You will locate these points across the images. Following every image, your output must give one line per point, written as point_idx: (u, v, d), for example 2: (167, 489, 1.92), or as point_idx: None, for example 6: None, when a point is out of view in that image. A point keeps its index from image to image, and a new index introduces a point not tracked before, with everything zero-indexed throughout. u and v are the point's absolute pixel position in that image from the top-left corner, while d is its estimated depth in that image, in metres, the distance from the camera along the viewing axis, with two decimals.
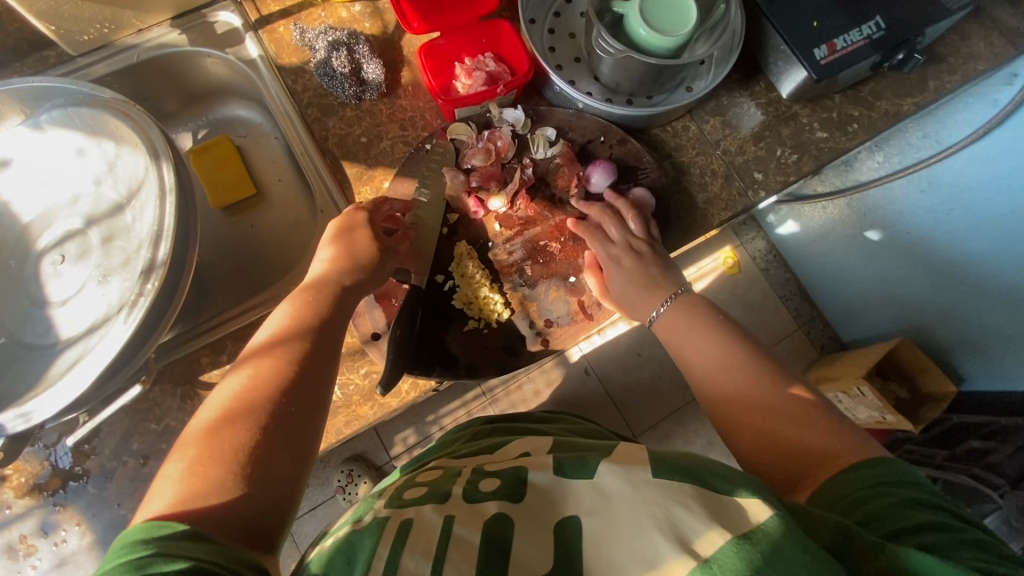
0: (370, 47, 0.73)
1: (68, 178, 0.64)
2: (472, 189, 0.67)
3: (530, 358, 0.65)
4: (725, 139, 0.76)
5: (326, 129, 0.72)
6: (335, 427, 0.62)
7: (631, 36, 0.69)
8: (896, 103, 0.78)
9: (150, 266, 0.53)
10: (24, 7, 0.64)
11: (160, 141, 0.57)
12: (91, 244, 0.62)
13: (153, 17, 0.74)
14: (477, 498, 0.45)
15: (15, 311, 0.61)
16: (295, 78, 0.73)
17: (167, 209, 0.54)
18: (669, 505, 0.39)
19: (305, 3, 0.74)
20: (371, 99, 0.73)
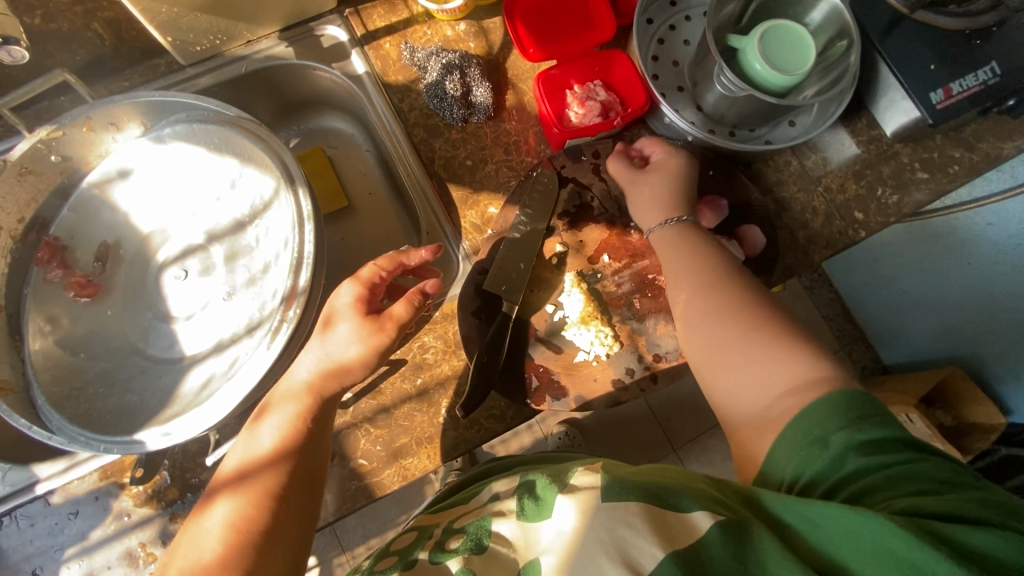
0: (480, 70, 0.73)
1: (190, 191, 0.65)
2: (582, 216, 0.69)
3: (637, 393, 0.65)
4: (825, 176, 0.77)
5: (432, 151, 0.73)
6: (443, 448, 0.64)
7: (747, 70, 0.69)
8: (998, 146, 0.76)
9: (291, 294, 0.54)
10: (144, 16, 0.63)
11: (293, 165, 0.58)
12: (214, 261, 0.62)
13: (263, 30, 0.75)
14: (439, 558, 0.46)
15: (138, 322, 0.62)
16: (402, 96, 0.74)
17: (306, 236, 0.55)
18: (616, 527, 0.41)
19: (412, 20, 0.75)
20: (477, 122, 0.73)
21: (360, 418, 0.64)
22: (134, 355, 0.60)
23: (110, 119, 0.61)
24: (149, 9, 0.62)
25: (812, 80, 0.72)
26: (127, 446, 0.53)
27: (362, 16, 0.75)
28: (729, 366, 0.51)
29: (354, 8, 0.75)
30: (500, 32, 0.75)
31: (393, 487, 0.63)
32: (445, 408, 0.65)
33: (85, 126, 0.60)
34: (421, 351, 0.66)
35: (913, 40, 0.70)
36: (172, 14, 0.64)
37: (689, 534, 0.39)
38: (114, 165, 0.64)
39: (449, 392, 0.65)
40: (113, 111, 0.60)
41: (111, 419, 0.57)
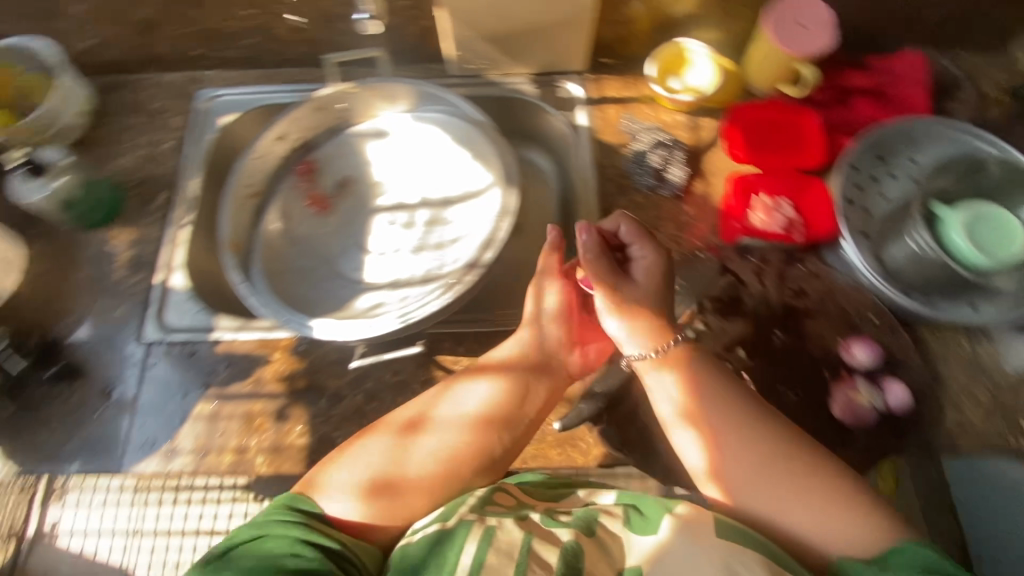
0: (684, 156, 0.82)
1: (421, 162, 0.79)
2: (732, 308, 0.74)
3: None
4: (996, 372, 0.72)
5: (614, 205, 0.82)
6: (523, 454, 0.67)
7: (942, 238, 0.70)
8: None
9: (475, 263, 0.67)
10: (450, 35, 0.85)
11: (514, 169, 0.69)
12: (417, 220, 0.75)
13: (520, 68, 0.90)
14: (552, 522, 0.52)
15: (340, 242, 0.75)
16: (607, 155, 0.85)
17: (502, 227, 0.68)
18: (731, 559, 0.47)
19: (638, 99, 0.88)
20: (663, 195, 0.81)
21: None
22: (328, 265, 0.74)
23: (392, 93, 0.78)
24: (456, 30, 0.83)
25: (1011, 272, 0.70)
26: (304, 325, 0.65)
27: (598, 84, 0.90)
28: (692, 465, 0.58)
29: (594, 76, 0.90)
30: (709, 132, 0.85)
31: None
32: (539, 419, 0.69)
33: (373, 91, 0.78)
34: None
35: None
36: (468, 38, 0.84)
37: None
38: (377, 125, 0.81)
39: (547, 408, 0.69)
40: (398, 88, 0.77)
41: (300, 301, 0.72)
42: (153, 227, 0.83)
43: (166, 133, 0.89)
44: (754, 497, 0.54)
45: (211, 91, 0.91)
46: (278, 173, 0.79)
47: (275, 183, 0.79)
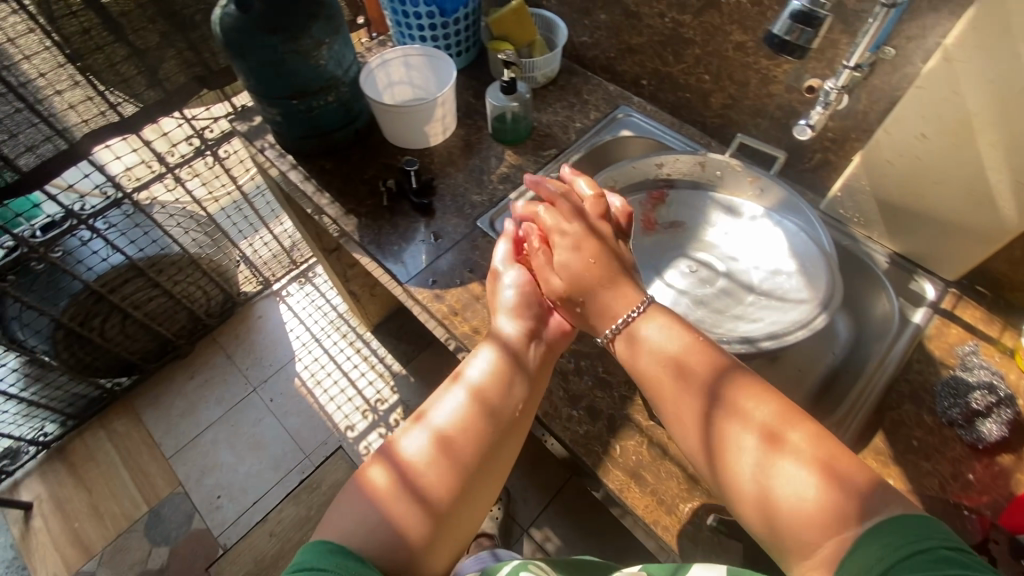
0: (1012, 419, 0.73)
1: (744, 248, 0.86)
2: None
3: None
4: None
5: (896, 405, 0.77)
6: (660, 517, 0.68)
7: None
8: None
9: (747, 342, 0.70)
10: (848, 178, 0.90)
11: (835, 300, 0.73)
12: (713, 283, 0.82)
13: (887, 242, 0.92)
14: None
15: (645, 259, 0.88)
16: (922, 362, 0.80)
17: (795, 335, 0.69)
18: None
19: (992, 341, 0.82)
20: (958, 434, 0.74)
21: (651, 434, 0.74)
22: None
23: (764, 187, 0.90)
24: (856, 177, 0.88)
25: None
26: None
27: (958, 303, 0.86)
28: (808, 499, 0.51)
29: (959, 294, 0.87)
30: None
31: (608, 483, 0.71)
32: (693, 505, 0.69)
33: (751, 178, 0.92)
34: None
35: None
36: (863, 190, 0.88)
37: None
38: (734, 204, 0.93)
39: (708, 504, 0.69)
40: (772, 187, 0.89)
41: None
42: (531, 164, 1.07)
43: (581, 117, 1.14)
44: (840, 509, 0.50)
45: (629, 110, 1.14)
46: (640, 188, 0.97)
47: (630, 192, 0.97)
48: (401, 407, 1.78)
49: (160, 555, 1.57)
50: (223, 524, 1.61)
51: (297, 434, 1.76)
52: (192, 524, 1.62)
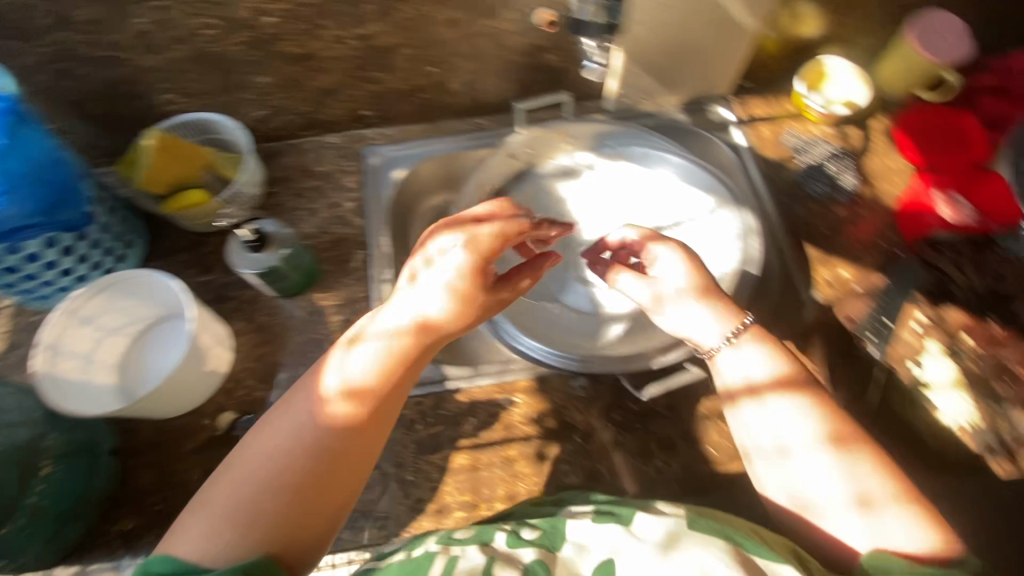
0: (852, 163, 0.90)
1: (614, 194, 0.93)
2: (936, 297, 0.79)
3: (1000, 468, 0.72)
4: None
5: (794, 215, 0.88)
6: None
7: None
8: None
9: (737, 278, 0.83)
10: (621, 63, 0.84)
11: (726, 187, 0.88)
12: None
13: (671, 96, 0.95)
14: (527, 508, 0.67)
15: (569, 280, 0.91)
16: (776, 169, 0.91)
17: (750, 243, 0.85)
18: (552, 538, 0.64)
19: (788, 116, 0.95)
20: (841, 199, 0.89)
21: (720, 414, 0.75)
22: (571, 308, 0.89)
23: (574, 133, 0.93)
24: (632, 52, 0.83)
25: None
26: (597, 362, 0.78)
27: (746, 105, 0.96)
28: (765, 372, 0.67)
29: (741, 98, 0.97)
30: (858, 138, 0.93)
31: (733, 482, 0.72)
32: None
33: (559, 133, 0.93)
34: None
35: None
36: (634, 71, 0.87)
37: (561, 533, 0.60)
38: (567, 162, 0.94)
39: None
40: (580, 127, 0.93)
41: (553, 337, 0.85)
42: (356, 287, 0.83)
43: (343, 194, 0.89)
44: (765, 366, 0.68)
45: (376, 147, 0.92)
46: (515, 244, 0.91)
47: None
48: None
49: None
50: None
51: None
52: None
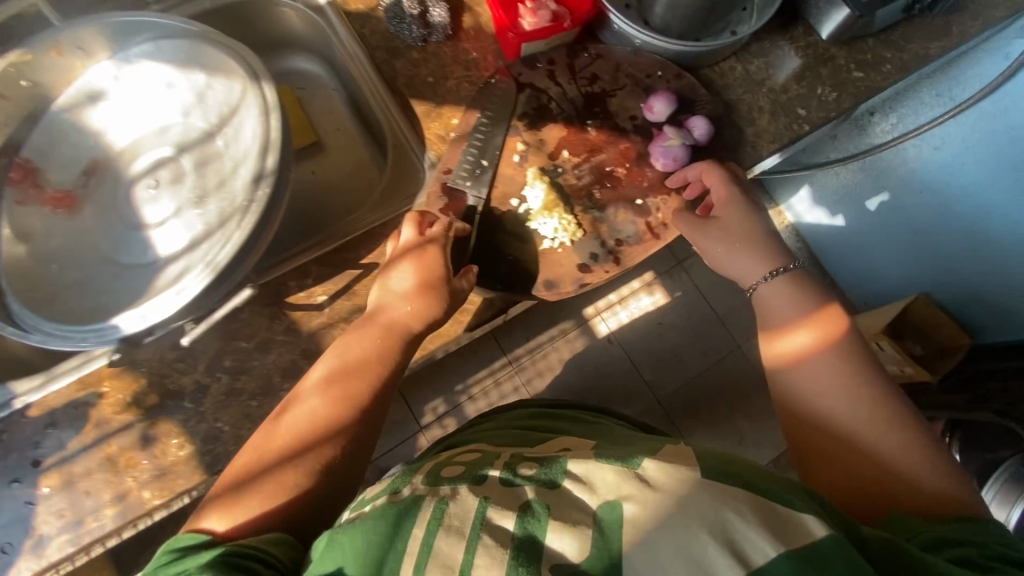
0: None
1: (155, 109, 0.78)
2: (533, 125, 0.83)
3: (604, 273, 0.78)
4: (767, 79, 0.94)
5: (395, 71, 0.88)
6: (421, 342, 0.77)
7: None
8: (924, 46, 0.97)
9: (259, 176, 0.64)
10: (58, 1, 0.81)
11: (255, 63, 0.69)
12: (183, 169, 0.75)
13: None
14: (514, 482, 0.52)
15: (116, 234, 0.74)
16: (363, 23, 0.89)
17: (272, 124, 0.66)
18: (723, 511, 0.44)
19: None
20: (436, 41, 0.89)
21: (337, 317, 0.77)
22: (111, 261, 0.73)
23: (78, 44, 0.72)
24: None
25: (774, 26, 0.95)
26: (103, 332, 0.65)
27: None
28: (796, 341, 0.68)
29: None
30: None
31: None
32: None
33: (54, 50, 0.71)
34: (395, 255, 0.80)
35: (892, 28, 0.97)
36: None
37: (802, 534, 0.43)
38: (81, 89, 0.76)
39: None
40: (82, 35, 0.71)
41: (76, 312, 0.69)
42: None
43: None
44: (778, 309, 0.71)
45: None
46: (243, 251, 0.65)
47: None
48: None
49: None
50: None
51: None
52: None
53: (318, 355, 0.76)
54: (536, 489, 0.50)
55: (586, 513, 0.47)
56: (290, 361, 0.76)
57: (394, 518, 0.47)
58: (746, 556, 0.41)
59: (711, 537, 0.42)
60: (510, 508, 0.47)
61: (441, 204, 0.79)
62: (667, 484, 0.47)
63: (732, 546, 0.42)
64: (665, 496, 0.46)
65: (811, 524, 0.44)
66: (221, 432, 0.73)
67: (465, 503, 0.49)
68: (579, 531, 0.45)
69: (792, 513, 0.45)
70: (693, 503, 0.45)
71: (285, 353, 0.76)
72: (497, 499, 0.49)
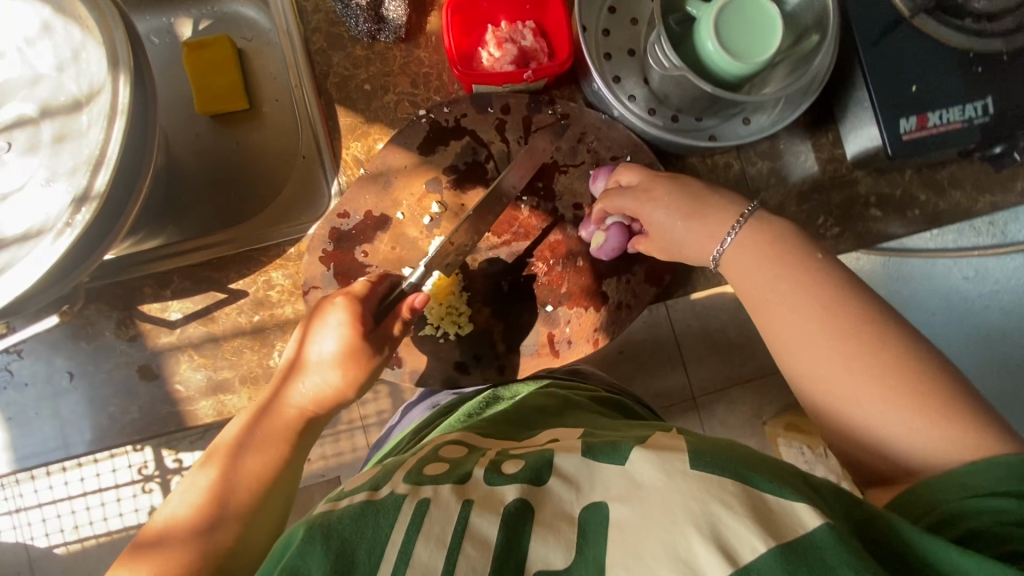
0: None
1: (29, 55, 0.66)
2: (460, 184, 0.70)
3: (481, 379, 0.70)
4: (767, 188, 0.80)
5: (329, 65, 0.73)
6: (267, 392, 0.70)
7: (698, 49, 0.69)
8: (972, 196, 0.80)
9: (84, 197, 0.55)
10: None
11: (122, 48, 0.58)
12: (42, 138, 0.64)
13: None
14: (498, 479, 0.44)
15: None
16: None
17: (116, 131, 0.56)
18: (708, 500, 0.38)
19: None
20: (385, 40, 0.73)
21: (186, 341, 0.70)
22: None
23: None
24: None
25: (800, 124, 0.79)
26: None
27: None
28: (806, 313, 0.50)
29: None
30: None
31: (205, 419, 0.70)
32: (277, 350, 0.71)
33: None
34: (267, 288, 0.71)
35: (940, 165, 0.80)
36: None
37: (796, 530, 0.37)
38: None
39: (284, 336, 0.71)
40: None
41: None
42: None
43: None
44: (781, 298, 0.52)
45: None
46: (68, 269, 0.58)
47: None
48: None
49: None
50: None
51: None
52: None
53: (158, 376, 0.70)
54: (520, 486, 0.43)
55: (568, 522, 0.40)
56: (128, 373, 0.70)
57: (380, 520, 0.40)
58: (732, 551, 0.35)
59: (695, 530, 0.36)
60: (496, 511, 0.40)
61: (324, 250, 0.68)
62: (651, 480, 0.40)
63: (716, 540, 0.36)
64: (644, 495, 0.39)
65: (799, 512, 0.38)
66: (45, 425, 0.70)
67: (448, 505, 0.41)
68: (564, 540, 0.39)
69: (777, 504, 0.39)
70: (677, 495, 0.38)
71: (125, 364, 0.70)
72: (483, 502, 0.41)
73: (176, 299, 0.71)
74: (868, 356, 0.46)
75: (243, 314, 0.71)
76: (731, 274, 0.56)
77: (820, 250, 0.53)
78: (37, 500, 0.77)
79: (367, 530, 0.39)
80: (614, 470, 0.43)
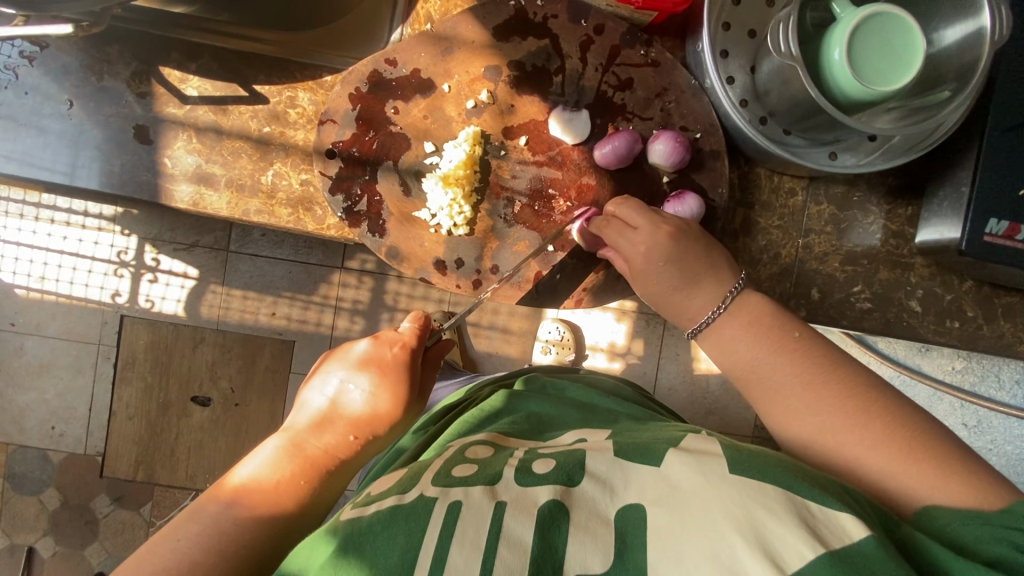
0: None
1: None
2: (517, 87, 0.65)
3: (453, 286, 0.66)
4: (816, 233, 0.73)
5: None
6: (246, 206, 0.67)
7: (823, 55, 0.61)
8: (1018, 333, 0.74)
9: None
10: None
11: None
12: None
13: None
14: (529, 481, 0.42)
15: None
16: None
17: None
18: (751, 507, 0.37)
19: None
20: None
21: (190, 120, 0.67)
22: None
23: None
24: None
25: (884, 184, 0.73)
26: None
27: None
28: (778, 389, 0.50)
29: None
30: None
31: (178, 204, 0.68)
32: (273, 171, 0.67)
33: None
34: (288, 105, 0.68)
35: (1003, 289, 0.74)
36: None
37: (842, 538, 0.36)
38: None
39: (286, 160, 0.68)
40: None
41: None
42: None
43: None
44: (761, 370, 0.51)
45: None
46: None
47: None
48: (149, 245, 1.34)
49: (50, 546, 1.38)
50: (81, 444, 1.38)
51: (70, 334, 1.36)
52: (56, 461, 1.38)
53: (149, 141, 0.67)
54: (552, 487, 0.41)
55: (606, 525, 0.39)
56: (124, 127, 0.67)
57: (414, 520, 0.38)
58: (777, 556, 0.35)
59: (739, 539, 0.36)
60: (531, 513, 0.39)
61: (357, 89, 0.64)
62: (690, 485, 0.40)
63: (762, 546, 0.35)
64: (681, 504, 0.39)
65: (843, 521, 0.37)
66: (20, 141, 0.67)
67: (480, 507, 0.39)
68: (600, 545, 0.38)
69: (821, 513, 0.37)
70: (716, 502, 0.38)
71: (123, 117, 0.67)
72: (517, 504, 0.40)
73: (197, 77, 0.67)
74: (847, 436, 0.47)
75: (255, 120, 0.67)
76: (717, 353, 0.55)
77: (799, 326, 0.52)
78: (67, 246, 1.32)
79: (400, 534, 0.38)
80: (647, 471, 0.42)
